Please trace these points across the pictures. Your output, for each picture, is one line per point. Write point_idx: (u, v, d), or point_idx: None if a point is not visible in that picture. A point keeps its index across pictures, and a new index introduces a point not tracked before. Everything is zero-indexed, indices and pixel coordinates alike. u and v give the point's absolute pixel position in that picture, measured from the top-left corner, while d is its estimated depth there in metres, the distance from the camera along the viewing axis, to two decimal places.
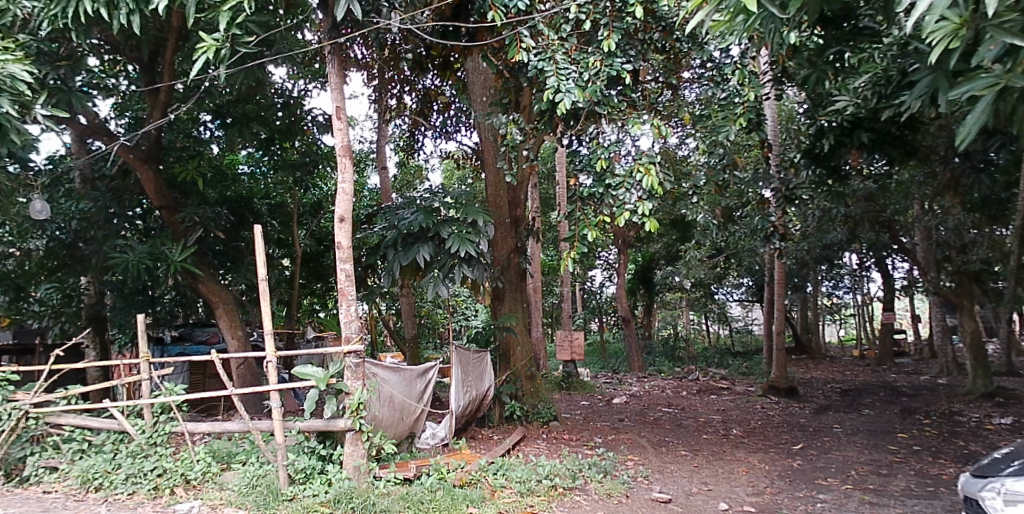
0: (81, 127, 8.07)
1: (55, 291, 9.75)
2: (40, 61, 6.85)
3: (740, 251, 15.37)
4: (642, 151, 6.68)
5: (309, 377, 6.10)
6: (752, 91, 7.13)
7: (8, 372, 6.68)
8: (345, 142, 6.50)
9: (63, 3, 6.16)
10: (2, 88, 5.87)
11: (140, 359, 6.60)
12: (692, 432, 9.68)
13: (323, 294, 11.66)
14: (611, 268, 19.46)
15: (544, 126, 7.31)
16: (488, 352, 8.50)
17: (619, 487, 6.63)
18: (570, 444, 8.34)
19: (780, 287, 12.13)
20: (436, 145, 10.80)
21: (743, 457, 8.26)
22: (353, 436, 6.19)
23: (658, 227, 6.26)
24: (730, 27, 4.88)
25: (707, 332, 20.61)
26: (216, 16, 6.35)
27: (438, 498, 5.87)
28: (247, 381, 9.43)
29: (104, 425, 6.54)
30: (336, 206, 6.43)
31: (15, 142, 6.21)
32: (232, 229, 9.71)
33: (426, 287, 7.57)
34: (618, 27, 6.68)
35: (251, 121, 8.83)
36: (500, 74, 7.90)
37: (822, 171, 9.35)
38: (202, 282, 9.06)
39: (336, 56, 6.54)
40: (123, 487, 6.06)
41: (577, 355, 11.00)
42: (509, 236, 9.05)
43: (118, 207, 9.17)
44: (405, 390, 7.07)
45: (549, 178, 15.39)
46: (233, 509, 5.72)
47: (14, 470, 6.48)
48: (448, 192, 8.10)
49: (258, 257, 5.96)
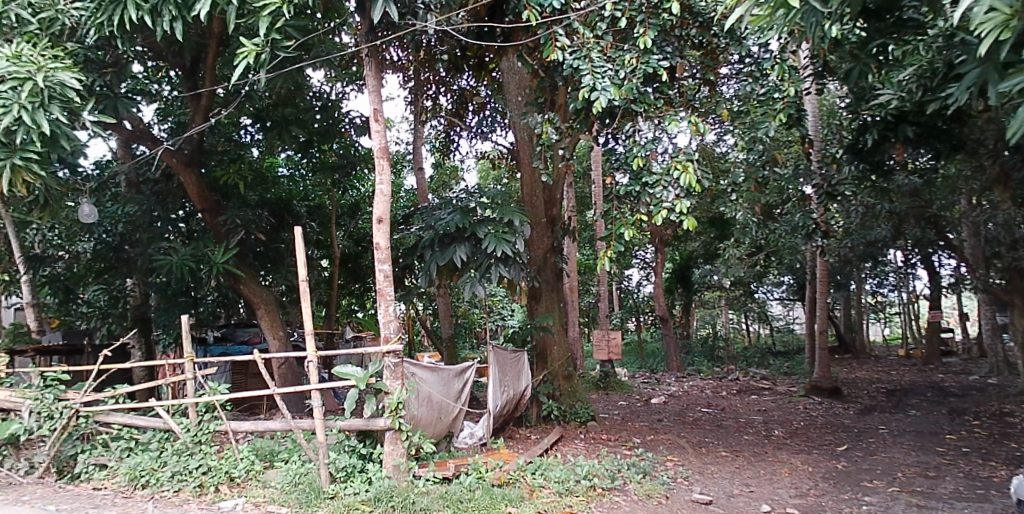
0: (127, 133, 8.27)
1: (103, 293, 10.02)
2: (88, 69, 7.05)
3: (781, 248, 15.10)
4: (680, 148, 6.63)
5: (349, 376, 6.15)
6: (793, 86, 6.96)
7: (58, 372, 6.83)
8: (383, 144, 6.55)
9: (109, 11, 6.31)
10: (52, 96, 6.07)
11: (185, 359, 6.70)
12: (733, 433, 9.53)
13: (362, 295, 11.75)
14: (648, 267, 19.31)
15: (581, 124, 7.27)
16: (525, 352, 8.49)
17: (659, 488, 6.57)
18: (608, 444, 8.29)
19: (822, 285, 11.88)
20: (472, 145, 10.81)
21: (786, 458, 8.12)
22: (392, 436, 6.24)
23: (696, 225, 6.15)
24: (770, 21, 4.80)
25: (746, 331, 20.34)
26: (256, 22, 6.50)
27: (477, 497, 5.88)
28: (288, 380, 9.58)
29: (150, 424, 6.66)
30: (374, 207, 6.48)
31: (65, 148, 6.42)
32: (273, 231, 9.87)
33: (463, 287, 7.56)
34: (654, 24, 6.62)
35: (289, 124, 9.00)
36: (536, 74, 7.86)
37: (867, 167, 8.94)
38: (245, 283, 9.22)
39: (373, 59, 6.62)
40: (170, 485, 6.21)
41: (615, 355, 10.92)
42: (545, 236, 9.03)
43: (162, 210, 9.40)
44: (444, 390, 7.11)
45: (584, 177, 15.38)
46: (276, 507, 5.82)
47: (67, 467, 6.71)
48: (484, 192, 8.12)
49: (298, 258, 6.00)
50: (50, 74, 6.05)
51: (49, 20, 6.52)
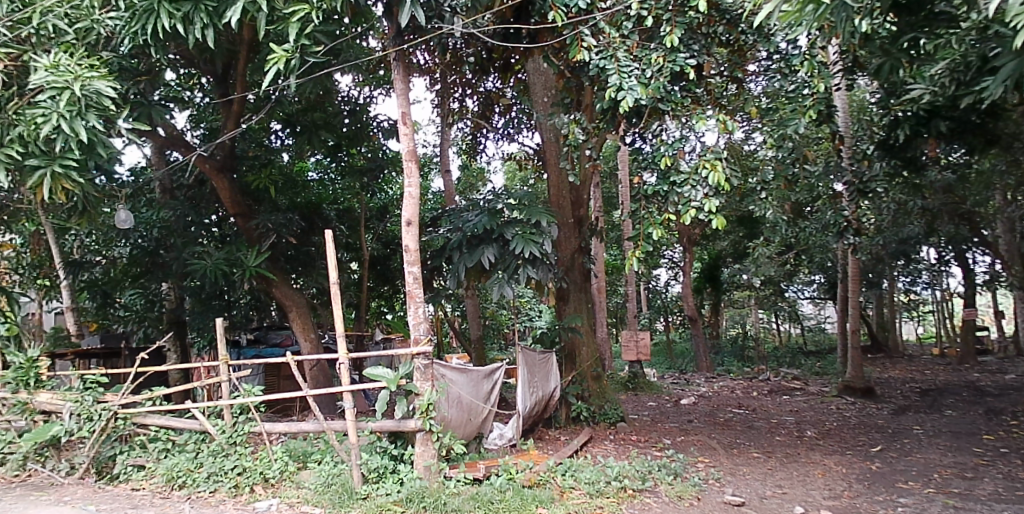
0: (160, 139, 8.42)
1: (139, 297, 10.16)
2: (123, 77, 7.19)
3: (811, 246, 14.94)
4: (708, 146, 6.59)
5: (380, 378, 6.22)
6: (823, 82, 6.86)
7: (97, 375, 7.00)
8: (411, 147, 6.60)
9: (143, 20, 6.41)
10: (88, 104, 6.18)
11: (220, 362, 6.79)
12: (764, 434, 9.43)
13: (391, 297, 11.78)
14: (676, 267, 19.22)
15: (608, 124, 7.22)
16: (554, 353, 8.49)
17: (690, 490, 6.52)
18: (638, 445, 8.25)
19: (854, 283, 11.71)
20: (498, 147, 10.84)
21: (819, 459, 8.03)
22: (423, 436, 6.27)
23: (726, 224, 6.12)
24: (800, 17, 4.75)
25: (777, 331, 20.11)
26: (285, 28, 6.59)
27: (508, 498, 5.89)
28: (319, 382, 9.68)
29: (186, 425, 6.74)
30: (403, 210, 6.53)
31: (102, 155, 6.54)
32: (303, 234, 9.97)
33: (491, 288, 7.56)
34: (681, 22, 6.58)
35: (319, 129, 9.03)
36: (562, 74, 7.85)
37: (898, 163, 8.88)
38: (277, 286, 9.35)
39: (401, 62, 6.68)
40: (206, 485, 6.31)
41: (644, 355, 10.86)
42: (573, 237, 9.03)
43: (196, 215, 9.56)
44: (474, 391, 7.14)
45: (611, 177, 15.36)
46: (310, 508, 5.89)
47: (106, 467, 6.85)
48: (512, 193, 8.14)
49: (329, 260, 6.07)
50: (86, 82, 6.14)
51: (85, 29, 6.64)
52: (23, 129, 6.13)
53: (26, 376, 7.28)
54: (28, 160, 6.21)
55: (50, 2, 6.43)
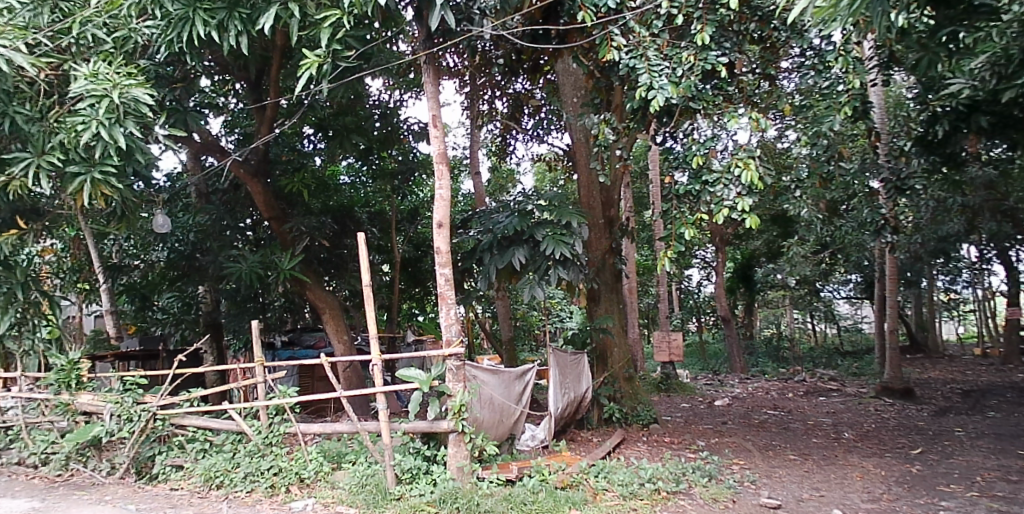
0: (196, 145, 8.58)
1: (176, 299, 10.55)
2: (159, 84, 7.33)
3: (847, 245, 14.57)
4: (740, 145, 6.52)
5: (412, 379, 6.26)
6: (857, 77, 6.74)
7: (137, 376, 7.13)
8: (442, 149, 6.63)
9: (179, 27, 6.52)
10: (127, 112, 6.31)
11: (255, 363, 6.87)
12: (801, 436, 9.28)
13: (422, 299, 11.83)
14: (708, 267, 19.08)
15: (638, 124, 7.20)
16: (585, 354, 8.46)
17: (725, 492, 6.45)
18: (672, 447, 8.17)
19: (892, 283, 11.48)
20: (528, 148, 10.86)
21: (857, 462, 7.88)
22: (456, 438, 6.28)
23: (759, 223, 6.04)
24: (834, 13, 4.67)
25: (812, 331, 19.80)
26: (317, 34, 6.70)
27: (541, 500, 5.87)
28: (352, 383, 9.78)
29: (223, 426, 6.83)
30: (434, 212, 6.56)
31: (140, 160, 6.69)
32: (336, 236, 10.06)
33: (522, 290, 7.54)
34: (712, 19, 6.51)
35: (350, 133, 9.11)
36: (591, 74, 7.81)
37: (938, 158, 8.74)
38: (310, 289, 9.47)
39: (430, 66, 6.72)
40: (243, 485, 6.40)
41: (676, 356, 10.77)
42: (603, 237, 9.00)
43: (231, 219, 9.71)
44: (505, 392, 7.14)
45: (641, 177, 15.27)
46: (344, 508, 5.94)
47: (145, 467, 6.97)
48: (541, 195, 8.13)
49: (361, 263, 6.11)
50: (124, 90, 6.25)
51: (123, 38, 6.78)
52: (65, 136, 6.29)
53: (67, 378, 7.45)
54: (69, 166, 6.35)
55: (90, 12, 6.60)
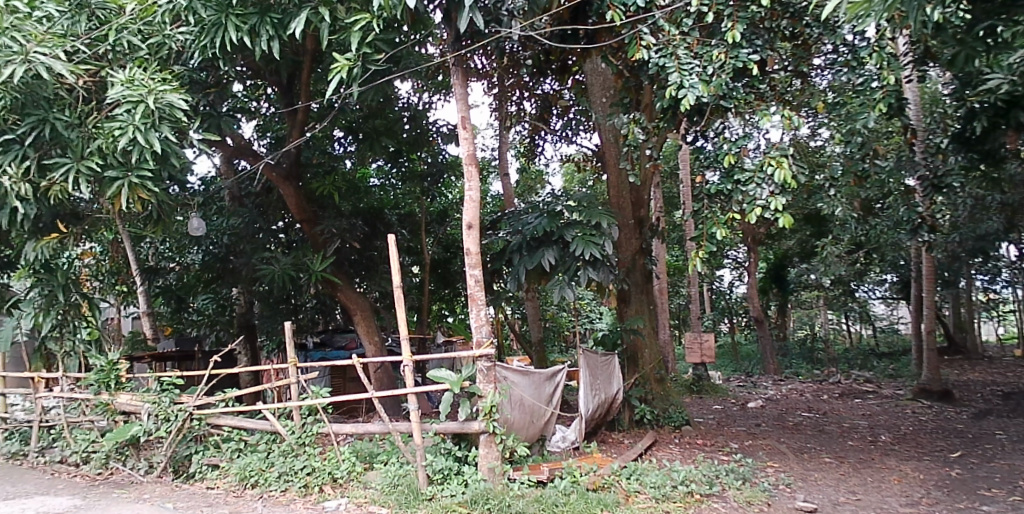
0: (230, 149, 8.71)
1: (211, 302, 10.76)
2: (193, 90, 7.44)
3: (883, 245, 14.10)
4: (773, 143, 6.44)
5: (443, 380, 6.28)
6: (893, 74, 6.60)
7: (174, 376, 7.24)
8: (471, 151, 6.64)
9: (212, 33, 6.61)
10: (162, 117, 6.41)
11: (289, 364, 6.94)
12: (836, 439, 9.12)
13: (452, 300, 11.86)
14: (740, 267, 18.88)
15: (668, 123, 7.13)
16: (616, 355, 8.42)
17: (760, 495, 6.36)
18: (704, 449, 8.09)
19: (929, 282, 11.24)
20: (556, 149, 10.85)
21: (895, 465, 7.73)
22: (487, 439, 6.28)
23: (793, 223, 5.95)
24: (868, 8, 4.58)
25: (846, 332, 19.49)
26: (348, 37, 6.77)
27: (572, 501, 5.82)
28: (383, 384, 9.84)
29: (258, 425, 6.91)
30: (464, 213, 6.57)
31: (176, 165, 6.80)
32: (366, 238, 10.14)
33: (552, 291, 7.53)
34: (743, 16, 6.44)
35: (380, 135, 9.19)
36: (620, 74, 7.77)
37: (975, 156, 8.50)
38: (341, 290, 9.55)
39: (459, 67, 6.77)
40: (277, 485, 6.48)
41: (708, 357, 10.65)
42: (633, 238, 8.95)
43: (264, 222, 9.82)
44: (535, 394, 7.12)
45: (671, 178, 15.17)
46: (377, 508, 5.98)
47: (182, 466, 7.09)
48: (571, 195, 8.10)
49: (392, 264, 6.16)
50: (159, 96, 6.35)
51: (157, 44, 6.88)
52: (103, 142, 6.43)
53: (107, 378, 7.59)
54: (107, 171, 6.50)
55: (125, 20, 6.71)
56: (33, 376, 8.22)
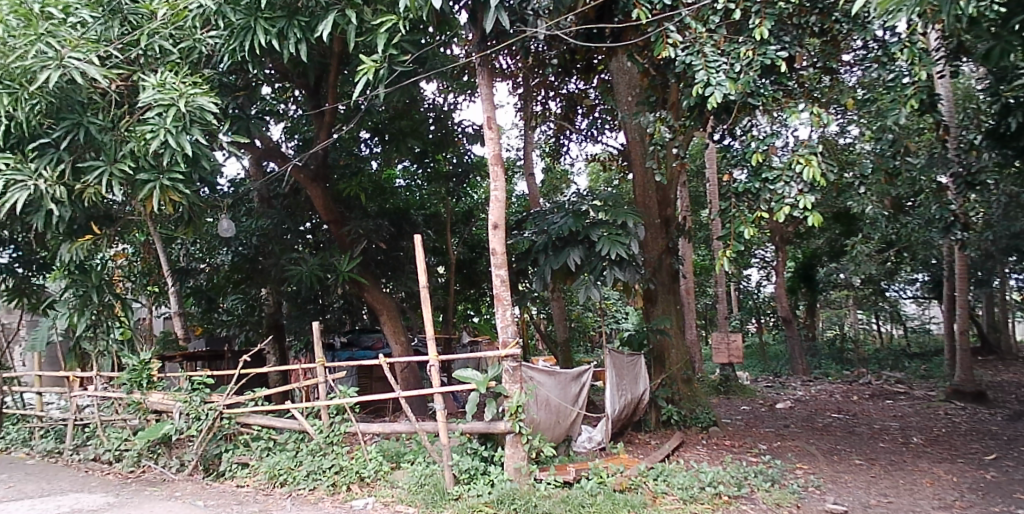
0: (259, 151, 8.82)
1: (241, 301, 10.86)
2: (223, 92, 7.52)
3: (914, 243, 13.84)
4: (802, 140, 6.37)
5: (469, 380, 6.30)
6: (925, 70, 6.44)
7: (204, 376, 7.36)
8: (497, 151, 6.65)
9: (241, 37, 6.69)
10: (192, 120, 6.51)
11: (316, 364, 7.00)
12: (867, 440, 8.99)
13: (477, 300, 11.87)
14: (768, 266, 18.70)
15: (694, 122, 7.07)
16: (642, 356, 8.38)
17: (789, 497, 6.29)
18: (733, 451, 8.02)
19: (962, 281, 11.03)
20: (582, 149, 10.83)
21: (927, 467, 7.60)
22: (513, 439, 6.28)
23: (822, 221, 5.87)
24: (900, 3, 4.50)
25: (877, 332, 19.20)
26: (374, 39, 6.81)
27: (599, 502, 5.80)
28: (409, 384, 9.90)
29: (286, 425, 6.99)
30: (489, 213, 6.58)
31: (206, 167, 6.90)
32: (392, 239, 10.19)
33: (577, 291, 7.52)
34: (771, 13, 6.35)
35: (406, 136, 9.24)
36: (647, 73, 7.72)
37: (1010, 153, 8.22)
38: (368, 290, 9.62)
39: (484, 68, 6.79)
40: (306, 483, 6.55)
41: (735, 358, 10.54)
42: (660, 237, 8.90)
43: (291, 223, 9.93)
44: (562, 394, 7.11)
45: (698, 176, 15.06)
46: (404, 507, 6.01)
47: (212, 465, 7.16)
48: (596, 195, 8.08)
49: (418, 265, 6.19)
50: (190, 99, 6.45)
51: (188, 48, 6.98)
52: (135, 145, 6.54)
53: (139, 377, 7.71)
54: (139, 174, 6.61)
55: (157, 24, 6.80)
56: (68, 375, 8.39)
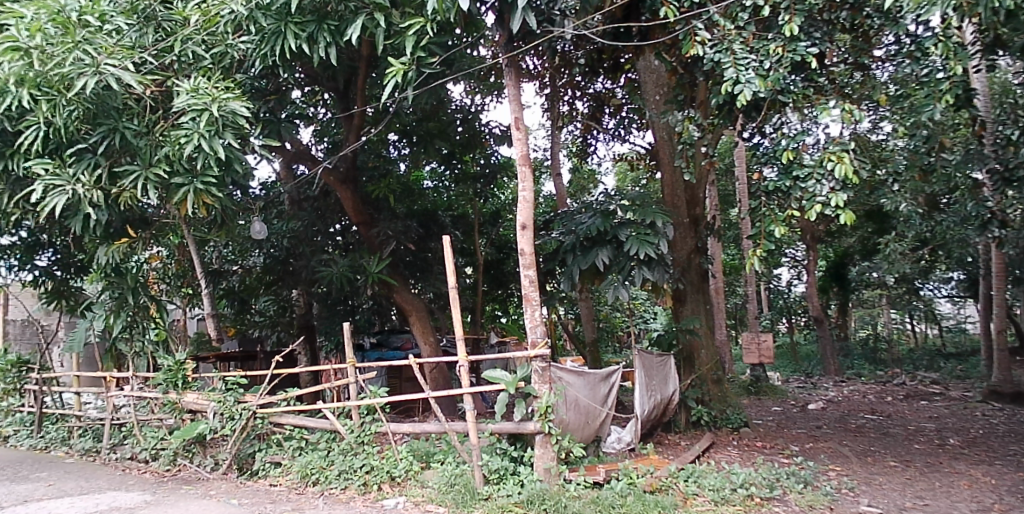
0: (289, 154, 8.93)
1: (272, 304, 11.14)
2: (253, 97, 7.64)
3: (949, 241, 13.56)
4: (833, 138, 6.27)
5: (498, 380, 6.32)
6: (960, 64, 6.31)
7: (238, 376, 7.45)
8: (525, 151, 6.65)
9: (271, 41, 6.77)
10: (225, 124, 6.61)
11: (347, 364, 7.06)
12: (902, 442, 8.84)
13: (505, 300, 11.89)
14: (799, 265, 18.49)
15: (724, 120, 7.00)
16: (671, 356, 8.36)
17: (823, 499, 6.21)
18: (764, 452, 7.95)
19: (999, 280, 10.79)
20: (609, 149, 10.81)
21: (965, 470, 7.44)
22: (543, 439, 6.27)
23: (855, 219, 5.78)
24: None
25: (911, 332, 18.89)
26: (402, 42, 6.87)
27: (629, 503, 5.76)
28: (438, 384, 9.95)
29: (318, 425, 7.04)
30: (518, 214, 6.59)
31: (239, 171, 7.00)
32: (421, 240, 10.25)
33: (606, 291, 7.51)
34: (801, 9, 6.24)
35: (434, 138, 9.34)
36: (674, 71, 7.67)
37: None
38: (397, 291, 9.68)
39: (511, 69, 6.81)
40: (337, 482, 6.61)
41: (766, 358, 10.42)
42: (689, 237, 8.84)
43: (322, 225, 10.03)
44: (591, 394, 7.10)
45: (727, 175, 14.91)
46: (434, 507, 6.05)
47: (246, 464, 7.30)
48: (625, 194, 8.05)
49: (448, 266, 6.22)
50: (222, 103, 6.55)
51: (221, 54, 7.10)
52: (170, 149, 6.68)
53: (175, 378, 7.86)
54: (174, 178, 6.75)
55: (190, 30, 6.92)
56: (105, 376, 8.56)
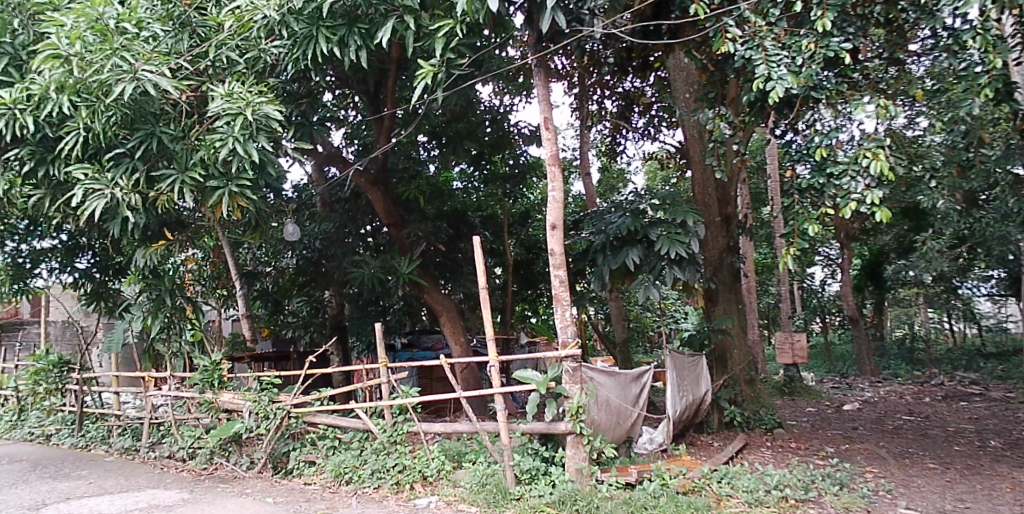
0: (321, 156, 9.02)
1: (305, 304, 11.17)
2: (287, 101, 7.78)
3: (989, 239, 13.18)
4: (869, 134, 6.15)
5: (529, 380, 6.30)
6: (1000, 57, 6.15)
7: (272, 376, 7.56)
8: (554, 151, 6.65)
9: (304, 46, 6.87)
10: (259, 127, 6.71)
11: (379, 364, 7.12)
12: (941, 443, 8.67)
13: (535, 301, 11.89)
14: (833, 264, 18.19)
15: (755, 117, 6.95)
16: (703, 356, 8.29)
17: (860, 501, 6.12)
18: (798, 453, 7.85)
19: None
20: (638, 147, 10.77)
21: (1007, 472, 7.26)
22: (574, 439, 6.26)
23: (892, 216, 5.67)
24: None
25: (949, 332, 18.50)
26: (432, 44, 6.91)
27: (662, 504, 5.73)
28: (468, 384, 9.99)
29: (350, 424, 7.12)
30: (548, 214, 6.59)
31: (273, 173, 7.09)
32: (451, 241, 10.30)
33: (637, 290, 7.48)
34: (834, 4, 6.10)
35: (463, 139, 9.40)
36: (705, 68, 7.62)
37: None
38: (427, 292, 9.75)
39: (541, 69, 6.83)
40: (370, 481, 6.68)
41: (800, 358, 10.28)
42: (720, 236, 8.78)
43: (352, 227, 10.13)
44: (622, 395, 7.07)
45: (758, 172, 14.73)
46: (466, 506, 6.08)
47: (281, 462, 7.39)
48: (655, 193, 7.99)
49: (478, 266, 6.25)
50: (256, 107, 6.65)
51: (253, 59, 7.16)
52: (205, 153, 6.79)
53: (211, 377, 7.96)
54: (209, 181, 6.86)
55: (224, 36, 7.02)
56: (143, 376, 8.73)
